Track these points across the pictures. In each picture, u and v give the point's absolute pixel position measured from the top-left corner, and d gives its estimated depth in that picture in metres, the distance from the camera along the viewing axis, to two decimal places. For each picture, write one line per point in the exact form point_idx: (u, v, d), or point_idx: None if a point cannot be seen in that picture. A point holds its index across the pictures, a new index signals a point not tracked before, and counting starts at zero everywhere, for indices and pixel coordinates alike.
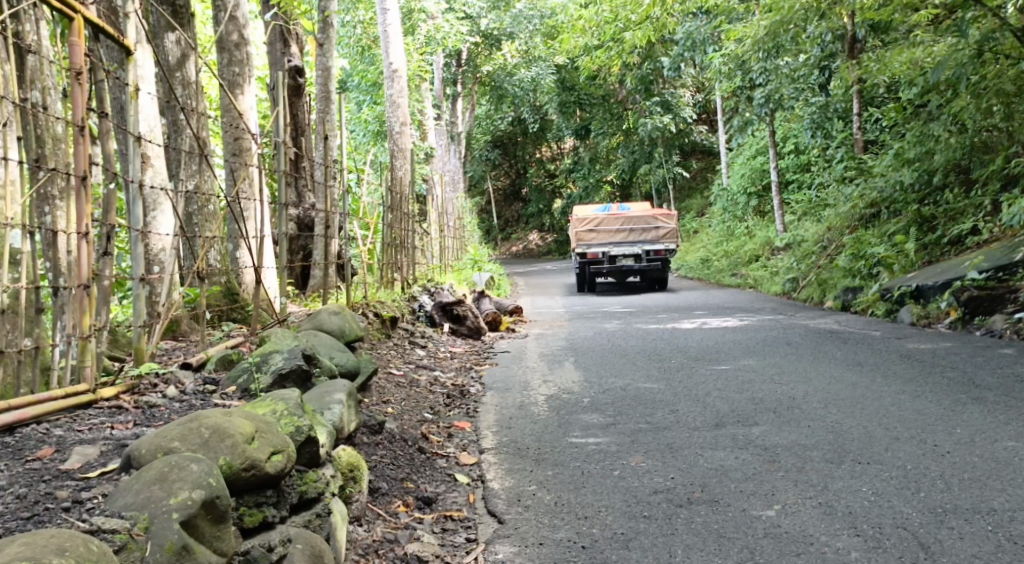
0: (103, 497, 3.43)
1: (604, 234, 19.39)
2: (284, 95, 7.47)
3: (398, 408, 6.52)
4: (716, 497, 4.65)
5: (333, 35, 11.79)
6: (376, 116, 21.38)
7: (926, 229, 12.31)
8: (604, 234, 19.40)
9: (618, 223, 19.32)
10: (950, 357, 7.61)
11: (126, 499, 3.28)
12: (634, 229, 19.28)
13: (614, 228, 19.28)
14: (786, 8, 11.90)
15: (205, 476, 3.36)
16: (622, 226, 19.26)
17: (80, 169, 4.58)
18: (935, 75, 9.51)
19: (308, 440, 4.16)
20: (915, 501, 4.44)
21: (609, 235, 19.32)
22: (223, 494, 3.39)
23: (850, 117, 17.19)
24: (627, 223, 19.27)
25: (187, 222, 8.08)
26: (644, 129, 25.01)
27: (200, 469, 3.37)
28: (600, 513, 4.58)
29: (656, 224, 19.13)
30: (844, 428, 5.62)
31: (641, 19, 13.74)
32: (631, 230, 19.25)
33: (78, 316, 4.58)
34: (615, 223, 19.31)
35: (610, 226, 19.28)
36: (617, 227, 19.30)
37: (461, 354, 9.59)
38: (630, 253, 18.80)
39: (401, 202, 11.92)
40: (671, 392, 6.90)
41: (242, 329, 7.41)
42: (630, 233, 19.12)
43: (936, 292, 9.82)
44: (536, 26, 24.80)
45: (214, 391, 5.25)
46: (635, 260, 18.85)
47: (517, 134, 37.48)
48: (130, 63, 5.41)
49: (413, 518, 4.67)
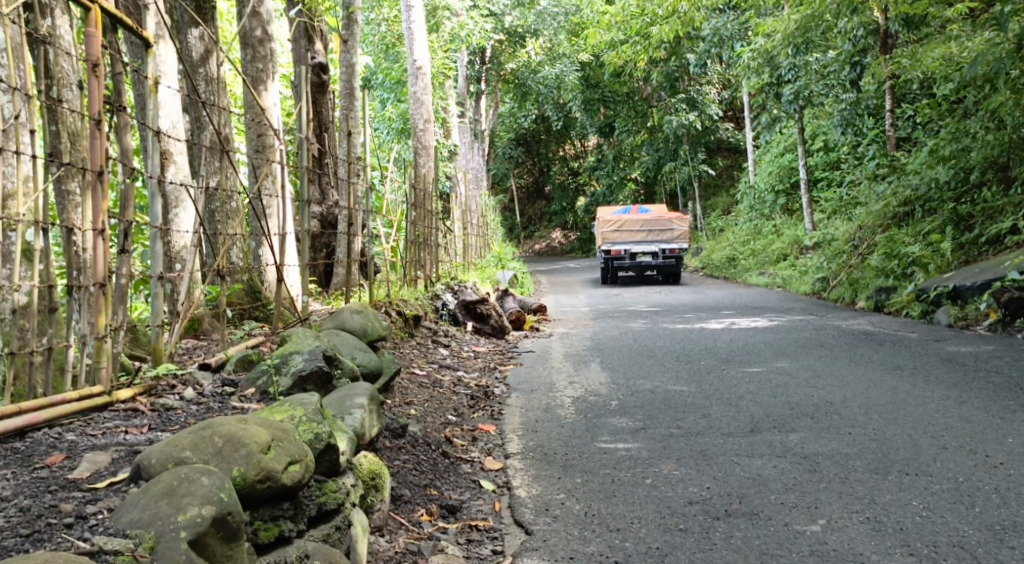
0: (109, 512, 3.31)
1: (625, 234, 19.52)
2: (308, 91, 7.31)
3: (421, 410, 6.34)
4: (755, 510, 4.45)
5: (356, 30, 11.61)
6: (399, 114, 21.21)
7: (963, 228, 12.01)
8: (625, 234, 19.54)
9: (639, 224, 19.49)
10: (994, 361, 7.34)
11: (134, 515, 3.14)
12: (653, 229, 19.44)
13: (635, 228, 19.44)
14: (817, 3, 11.60)
15: (217, 490, 3.22)
16: (643, 226, 19.44)
17: (97, 165, 4.43)
18: (974, 70, 9.21)
19: (327, 448, 4.00)
20: (971, 518, 4.24)
21: (630, 234, 19.43)
22: (235, 510, 3.23)
23: (881, 114, 16.82)
24: (647, 224, 19.46)
25: (209, 219, 7.94)
26: (670, 126, 24.61)
27: (211, 482, 3.22)
28: (633, 526, 4.39)
29: (674, 225, 19.29)
30: (887, 436, 5.39)
31: (668, 13, 13.49)
32: (650, 230, 19.38)
33: (94, 316, 4.44)
34: (636, 223, 19.50)
35: (631, 225, 19.46)
36: (638, 226, 19.49)
37: (485, 353, 9.40)
38: (648, 250, 18.90)
39: (425, 199, 11.75)
40: (703, 396, 6.68)
41: (264, 328, 7.27)
42: (650, 233, 19.26)
43: (974, 293, 9.54)
44: (560, 23, 24.52)
45: (233, 394, 5.12)
46: (652, 256, 18.97)
47: (540, 131, 37.24)
48: (150, 56, 5.14)
49: (437, 527, 4.50)
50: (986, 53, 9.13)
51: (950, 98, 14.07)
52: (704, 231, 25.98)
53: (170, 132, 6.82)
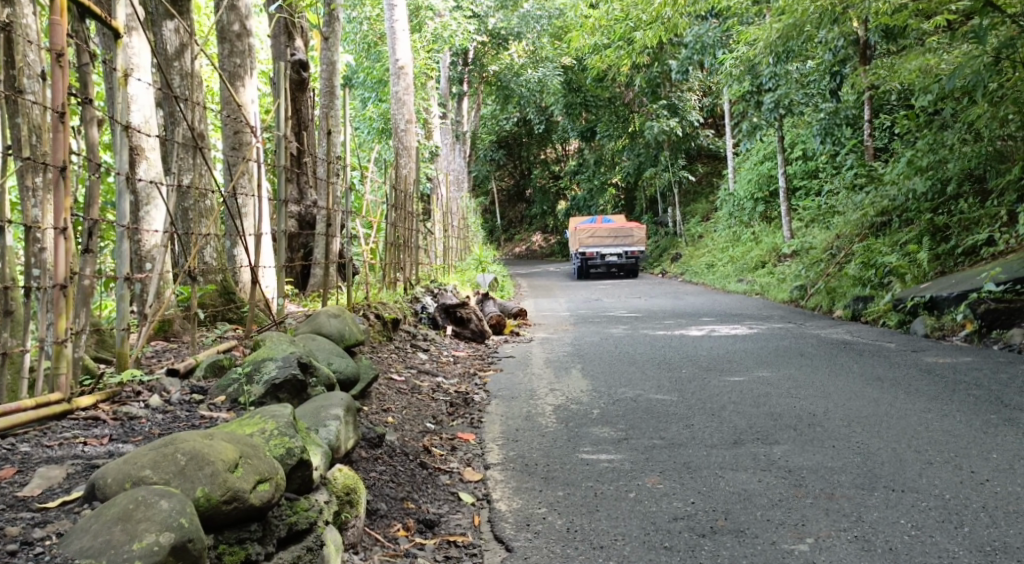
0: (57, 537, 3.22)
1: (595, 240, 21.43)
2: (286, 89, 7.09)
3: (398, 417, 6.14)
4: (742, 527, 4.30)
5: (338, 29, 11.35)
6: (380, 114, 21.01)
7: (940, 239, 11.90)
8: (595, 240, 21.33)
9: (606, 232, 21.32)
10: (973, 373, 7.23)
11: (85, 542, 3.08)
12: (618, 236, 21.37)
13: (603, 236, 21.23)
14: (799, 11, 11.33)
15: (176, 516, 3.15)
16: (610, 232, 21.28)
17: (58, 160, 4.26)
18: (951, 84, 9.05)
19: (299, 464, 3.84)
20: (960, 538, 4.11)
21: (601, 240, 21.17)
22: (196, 537, 3.16)
23: (860, 123, 16.66)
24: (613, 231, 21.33)
25: (182, 217, 7.74)
26: (651, 132, 24.16)
27: (169, 507, 3.16)
28: (616, 543, 4.24)
29: (635, 232, 21.32)
30: (872, 449, 5.27)
31: (651, 18, 13.11)
32: (616, 236, 21.29)
33: (54, 319, 4.23)
34: (604, 231, 21.31)
35: (599, 231, 21.21)
36: (606, 234, 21.33)
37: (464, 358, 9.21)
38: (615, 250, 20.92)
39: (405, 200, 11.54)
40: (685, 405, 6.52)
41: (237, 331, 7.08)
42: (617, 238, 21.15)
43: (951, 304, 9.43)
44: (543, 26, 24.71)
45: (201, 402, 4.94)
46: (617, 256, 21.08)
47: (521, 134, 36.97)
48: (119, 48, 4.93)
49: (414, 544, 4.32)
50: (965, 65, 8.95)
51: (928, 110, 13.94)
52: (682, 237, 25.76)
53: (142, 127, 6.63)
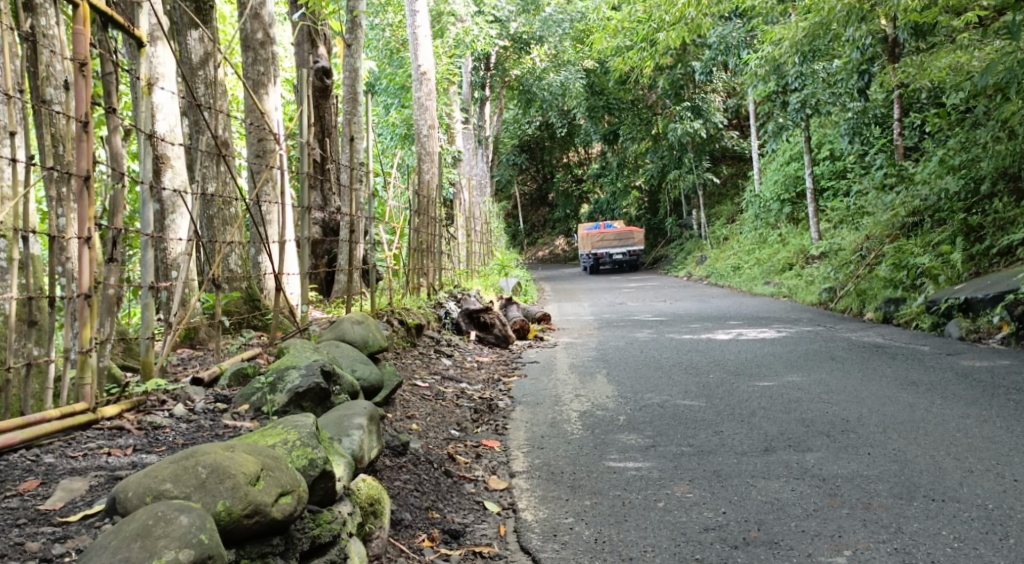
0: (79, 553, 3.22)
1: (603, 242, 22.70)
2: (309, 95, 7.07)
3: (422, 424, 6.10)
4: (776, 538, 4.21)
5: (360, 36, 11.09)
6: (404, 120, 21.03)
7: (973, 239, 11.66)
8: (603, 243, 22.78)
9: (611, 234, 22.79)
10: (1011, 377, 7.07)
11: (104, 558, 3.04)
12: (622, 237, 22.70)
13: (610, 238, 22.60)
14: (826, 10, 11.18)
15: (196, 532, 3.13)
16: (616, 235, 22.47)
17: (83, 169, 4.24)
18: (985, 81, 8.82)
19: (322, 476, 3.81)
20: (1006, 550, 4.00)
21: (610, 243, 22.41)
22: (215, 552, 3.14)
23: (889, 122, 16.40)
24: (618, 234, 22.52)
25: (207, 225, 7.77)
26: (675, 134, 24.00)
27: (189, 522, 3.14)
28: (645, 555, 4.16)
29: (637, 235, 22.63)
30: (909, 457, 5.15)
31: (674, 19, 12.92)
32: (620, 239, 22.49)
33: (79, 328, 4.22)
34: (612, 235, 22.48)
35: (607, 235, 22.35)
36: (613, 237, 22.53)
37: (488, 364, 9.14)
38: (622, 251, 22.22)
39: (429, 206, 11.49)
40: (713, 412, 6.42)
41: (262, 338, 7.09)
42: (623, 240, 22.42)
43: (987, 305, 9.25)
44: (565, 30, 24.61)
45: (225, 411, 4.93)
46: (624, 256, 22.47)
47: (544, 138, 36.78)
48: (145, 57, 4.91)
49: (439, 554, 4.27)
50: (999, 62, 8.71)
51: (960, 107, 13.66)
52: (707, 239, 25.52)
53: (167, 136, 6.61)
